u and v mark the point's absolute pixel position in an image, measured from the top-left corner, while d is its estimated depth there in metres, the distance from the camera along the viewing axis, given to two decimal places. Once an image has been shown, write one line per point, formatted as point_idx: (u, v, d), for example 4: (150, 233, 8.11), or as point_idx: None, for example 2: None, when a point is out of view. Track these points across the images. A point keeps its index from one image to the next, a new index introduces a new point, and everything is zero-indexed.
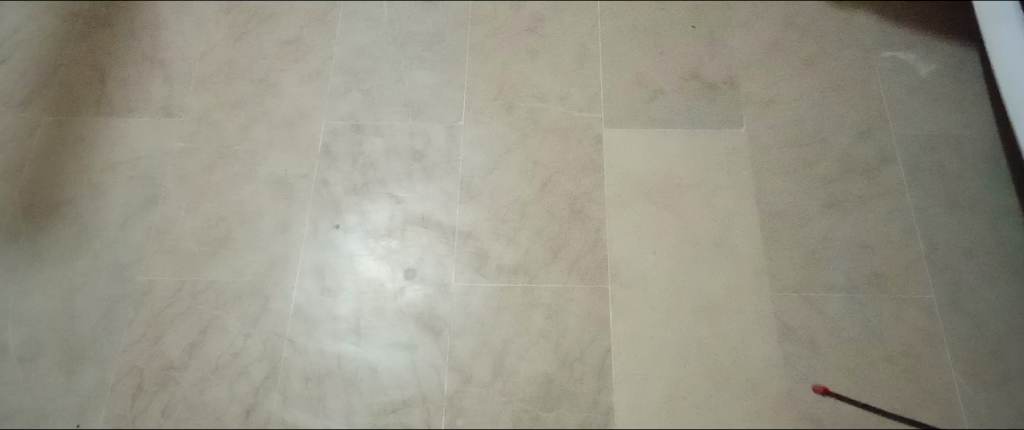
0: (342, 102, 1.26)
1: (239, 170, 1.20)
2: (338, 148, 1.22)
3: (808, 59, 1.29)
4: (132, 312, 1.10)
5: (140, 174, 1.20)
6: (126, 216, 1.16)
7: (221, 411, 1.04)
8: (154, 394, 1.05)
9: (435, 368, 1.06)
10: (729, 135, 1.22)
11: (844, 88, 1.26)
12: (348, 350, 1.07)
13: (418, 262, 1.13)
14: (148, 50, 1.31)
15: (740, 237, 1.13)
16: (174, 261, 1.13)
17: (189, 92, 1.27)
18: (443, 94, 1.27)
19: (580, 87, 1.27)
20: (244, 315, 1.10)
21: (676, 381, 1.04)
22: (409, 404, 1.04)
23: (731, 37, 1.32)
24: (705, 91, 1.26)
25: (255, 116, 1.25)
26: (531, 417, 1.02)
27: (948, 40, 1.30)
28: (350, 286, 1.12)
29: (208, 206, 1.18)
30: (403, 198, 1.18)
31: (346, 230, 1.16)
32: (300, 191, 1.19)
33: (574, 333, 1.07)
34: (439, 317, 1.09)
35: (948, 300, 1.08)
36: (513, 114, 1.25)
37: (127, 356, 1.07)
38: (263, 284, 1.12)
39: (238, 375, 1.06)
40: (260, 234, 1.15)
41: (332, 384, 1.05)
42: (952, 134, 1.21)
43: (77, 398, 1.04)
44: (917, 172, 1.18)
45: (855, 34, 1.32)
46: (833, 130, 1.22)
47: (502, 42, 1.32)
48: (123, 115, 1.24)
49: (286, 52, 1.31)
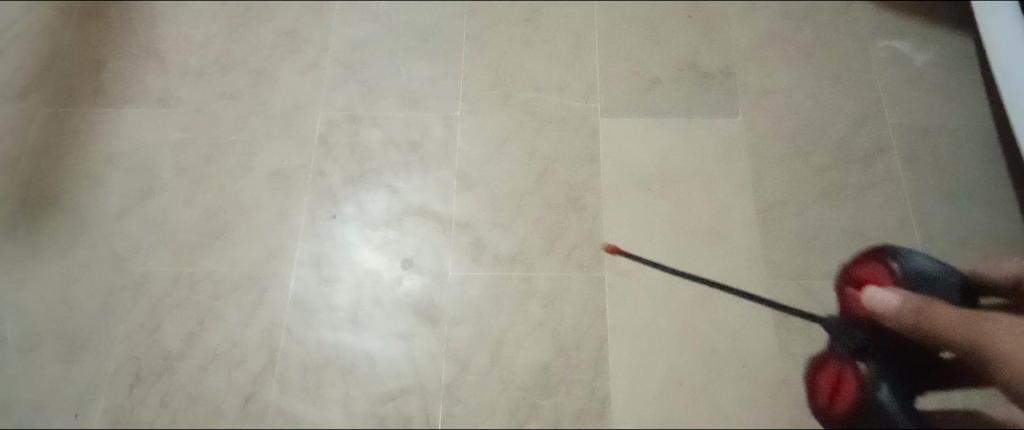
0: (339, 93, 1.26)
1: (236, 161, 1.21)
2: (335, 138, 1.22)
3: (804, 49, 1.29)
4: (129, 302, 1.10)
5: (137, 165, 1.20)
6: (124, 207, 1.16)
7: (219, 401, 1.04)
8: (152, 384, 1.05)
9: (432, 357, 1.06)
10: (726, 125, 1.22)
11: (840, 79, 1.26)
12: (346, 340, 1.08)
13: (415, 252, 1.13)
14: (144, 42, 1.31)
15: (737, 226, 1.14)
16: (171, 252, 1.14)
17: (186, 83, 1.27)
18: (440, 85, 1.27)
19: (576, 78, 1.27)
20: (242, 305, 1.10)
21: (672, 369, 1.04)
22: (407, 393, 1.04)
23: (728, 28, 1.32)
24: (701, 81, 1.26)
25: (252, 107, 1.25)
26: (529, 405, 1.03)
27: (943, 30, 1.31)
28: (348, 276, 1.12)
29: (205, 196, 1.18)
30: (400, 189, 1.18)
31: (343, 221, 1.16)
32: (298, 182, 1.19)
33: (571, 323, 1.08)
34: (437, 307, 1.09)
35: (942, 288, 1.08)
36: (510, 104, 1.25)
37: (125, 346, 1.07)
38: (261, 274, 1.12)
39: (236, 364, 1.06)
40: (258, 225, 1.16)
41: (330, 373, 1.06)
42: (947, 124, 1.21)
43: (76, 388, 1.04)
44: (913, 162, 1.18)
45: (852, 23, 1.32)
46: (829, 120, 1.22)
47: (499, 32, 1.32)
48: (120, 107, 1.24)
49: (283, 43, 1.31)
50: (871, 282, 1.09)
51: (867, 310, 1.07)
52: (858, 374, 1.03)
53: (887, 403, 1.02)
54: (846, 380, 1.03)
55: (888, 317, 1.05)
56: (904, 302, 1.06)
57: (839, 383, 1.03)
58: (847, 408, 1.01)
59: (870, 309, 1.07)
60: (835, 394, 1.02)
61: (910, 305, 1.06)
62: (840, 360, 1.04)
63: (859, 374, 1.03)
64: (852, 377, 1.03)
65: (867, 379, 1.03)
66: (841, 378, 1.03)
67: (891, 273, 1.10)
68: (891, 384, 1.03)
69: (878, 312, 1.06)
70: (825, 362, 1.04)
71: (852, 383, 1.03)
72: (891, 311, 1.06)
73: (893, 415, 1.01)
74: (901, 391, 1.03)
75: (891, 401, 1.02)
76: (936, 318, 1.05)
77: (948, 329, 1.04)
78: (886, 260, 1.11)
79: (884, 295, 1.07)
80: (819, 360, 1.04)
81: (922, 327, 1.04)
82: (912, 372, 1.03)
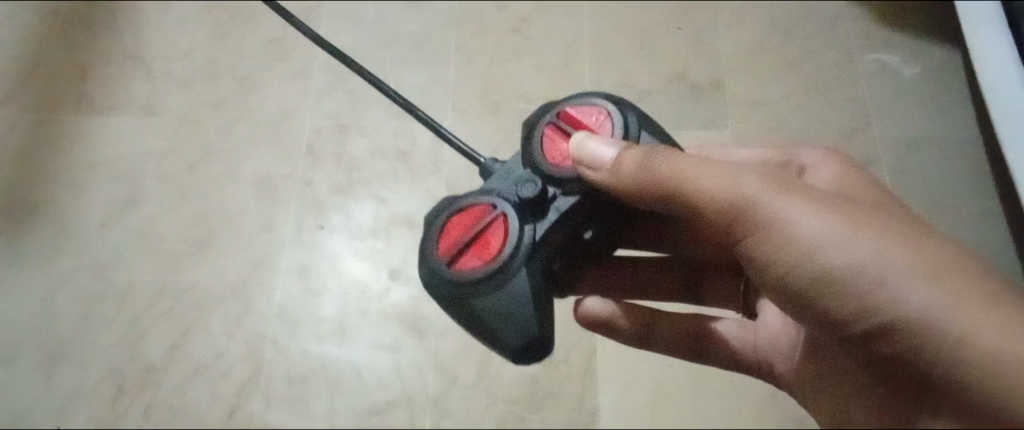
0: (328, 101, 1.25)
1: (221, 169, 1.19)
2: (323, 147, 1.21)
3: (792, 61, 1.30)
4: (112, 313, 1.08)
5: (121, 173, 1.19)
6: (108, 216, 1.15)
7: (203, 413, 1.03)
8: (136, 396, 1.04)
9: (420, 369, 1.05)
10: (714, 136, 1.22)
11: (828, 91, 1.27)
12: (332, 352, 1.07)
13: (402, 263, 1.12)
14: (130, 48, 1.30)
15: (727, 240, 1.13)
16: (155, 261, 1.12)
17: (171, 90, 1.26)
18: (427, 95, 1.26)
19: (566, 88, 1.27)
20: (227, 316, 1.09)
21: (660, 381, 1.04)
22: (394, 406, 1.03)
23: (716, 39, 1.32)
24: (690, 92, 1.26)
25: (238, 115, 1.24)
26: (516, 418, 1.02)
27: (932, 41, 1.31)
28: (334, 286, 1.11)
29: (190, 204, 1.17)
30: (387, 198, 1.17)
31: (331, 231, 1.15)
32: (284, 190, 1.18)
33: (560, 334, 1.06)
34: (424, 318, 1.08)
35: None
36: (499, 114, 1.24)
37: (108, 357, 1.06)
38: (244, 285, 1.11)
39: (220, 376, 1.05)
40: (242, 234, 1.14)
41: (316, 384, 1.05)
42: (935, 136, 1.22)
43: (58, 399, 1.03)
44: (900, 175, 1.18)
45: (840, 34, 1.32)
46: (816, 132, 1.23)
47: (488, 42, 1.32)
48: (104, 114, 1.23)
49: (270, 50, 1.30)
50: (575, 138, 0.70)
51: (571, 161, 0.67)
52: (512, 229, 0.66)
53: (522, 277, 0.64)
54: (490, 233, 0.66)
55: (600, 171, 0.65)
56: (626, 156, 0.63)
57: (480, 239, 0.67)
58: (471, 265, 0.66)
59: (568, 160, 0.67)
60: (468, 246, 0.67)
61: (635, 151, 0.63)
62: (500, 208, 0.67)
63: (506, 239, 0.65)
64: (502, 230, 0.66)
65: (517, 240, 0.65)
66: (484, 228, 0.67)
67: (605, 129, 0.69)
68: (551, 257, 0.66)
69: (582, 166, 0.66)
70: (474, 209, 0.68)
71: (498, 239, 0.66)
72: (603, 161, 0.64)
73: (520, 294, 0.64)
74: (546, 271, 0.66)
75: (525, 287, 0.64)
76: (698, 177, 0.60)
77: (694, 196, 0.60)
78: (602, 113, 0.70)
79: (594, 146, 0.66)
80: (470, 206, 0.68)
81: (665, 189, 0.61)
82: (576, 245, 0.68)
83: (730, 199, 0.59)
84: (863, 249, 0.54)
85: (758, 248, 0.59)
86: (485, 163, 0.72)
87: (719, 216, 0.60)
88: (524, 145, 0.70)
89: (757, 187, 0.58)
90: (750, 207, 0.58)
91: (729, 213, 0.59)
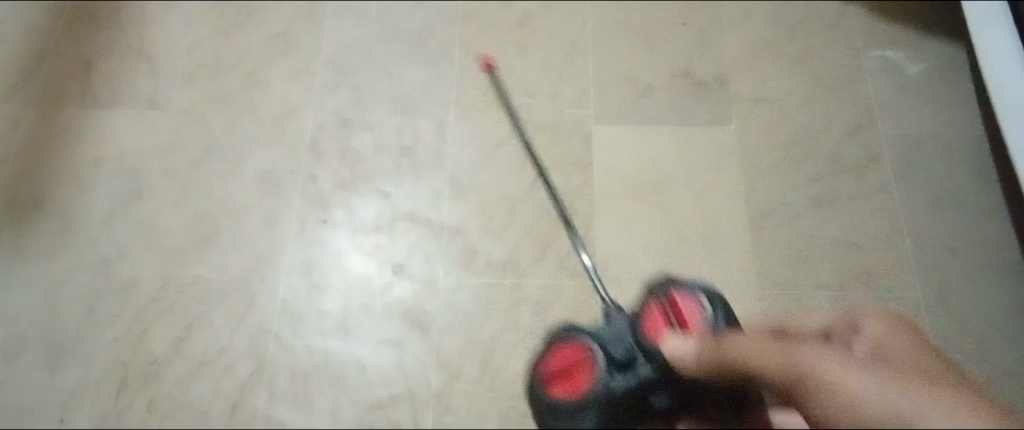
0: (332, 97, 1.25)
1: (226, 164, 1.19)
2: (326, 143, 1.21)
3: (797, 57, 1.29)
4: (116, 308, 1.08)
5: (125, 167, 1.19)
6: (112, 210, 1.15)
7: (206, 408, 1.03)
8: (139, 391, 1.04)
9: (423, 365, 1.05)
10: (718, 133, 1.22)
11: (833, 88, 1.26)
12: (336, 347, 1.07)
13: (405, 258, 1.12)
14: (133, 43, 1.30)
15: (729, 237, 1.13)
16: (159, 256, 1.12)
17: (174, 85, 1.26)
18: (430, 90, 1.26)
19: (570, 84, 1.27)
20: (231, 312, 1.09)
21: None
22: (396, 401, 1.03)
23: (721, 36, 1.32)
24: (694, 89, 1.26)
25: (242, 110, 1.24)
26: (519, 414, 1.02)
27: (936, 38, 1.31)
28: (337, 282, 1.11)
29: (194, 200, 1.17)
30: (391, 194, 1.17)
31: (335, 226, 1.15)
32: (287, 185, 1.18)
33: None
34: (427, 314, 1.08)
35: (932, 299, 1.08)
36: (502, 110, 1.24)
37: (111, 351, 1.06)
38: (248, 280, 1.11)
39: (224, 371, 1.05)
40: (246, 230, 1.15)
41: (320, 380, 1.05)
42: (940, 134, 1.21)
43: (61, 394, 1.03)
44: (904, 172, 1.18)
45: (844, 31, 1.32)
46: (821, 129, 1.22)
47: (492, 38, 1.32)
48: (108, 109, 1.23)
49: (274, 45, 1.30)
50: (678, 321, 0.94)
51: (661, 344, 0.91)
52: (596, 370, 0.93)
53: (587, 421, 0.93)
54: (579, 371, 0.94)
55: (682, 361, 0.86)
56: (700, 347, 0.84)
57: (572, 371, 0.95)
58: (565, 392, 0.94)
59: (659, 342, 0.91)
60: (562, 377, 0.96)
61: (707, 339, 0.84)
62: (593, 351, 0.94)
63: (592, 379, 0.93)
64: (586, 370, 0.94)
65: (598, 376, 0.92)
66: (575, 365, 0.95)
67: (700, 324, 0.93)
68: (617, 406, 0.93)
69: (670, 352, 0.87)
70: (574, 346, 0.97)
71: (582, 378, 0.94)
72: (688, 351, 0.85)
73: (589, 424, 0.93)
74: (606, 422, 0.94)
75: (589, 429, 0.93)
76: (756, 353, 0.79)
77: (756, 362, 0.79)
78: (697, 305, 0.95)
79: (682, 339, 0.87)
80: (569, 346, 0.97)
81: (728, 365, 0.82)
82: (642, 412, 0.94)
83: (786, 370, 0.77)
84: (910, 402, 0.72)
85: (814, 405, 0.77)
86: (613, 314, 0.99)
87: (778, 380, 0.79)
88: (635, 319, 0.97)
89: (809, 352, 0.77)
90: (801, 374, 0.77)
91: (787, 378, 0.78)
